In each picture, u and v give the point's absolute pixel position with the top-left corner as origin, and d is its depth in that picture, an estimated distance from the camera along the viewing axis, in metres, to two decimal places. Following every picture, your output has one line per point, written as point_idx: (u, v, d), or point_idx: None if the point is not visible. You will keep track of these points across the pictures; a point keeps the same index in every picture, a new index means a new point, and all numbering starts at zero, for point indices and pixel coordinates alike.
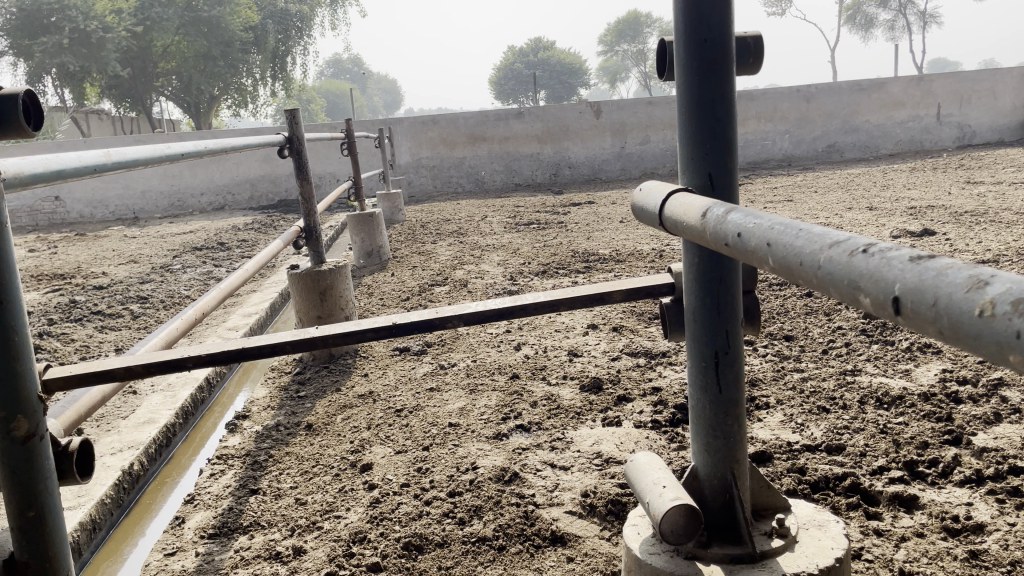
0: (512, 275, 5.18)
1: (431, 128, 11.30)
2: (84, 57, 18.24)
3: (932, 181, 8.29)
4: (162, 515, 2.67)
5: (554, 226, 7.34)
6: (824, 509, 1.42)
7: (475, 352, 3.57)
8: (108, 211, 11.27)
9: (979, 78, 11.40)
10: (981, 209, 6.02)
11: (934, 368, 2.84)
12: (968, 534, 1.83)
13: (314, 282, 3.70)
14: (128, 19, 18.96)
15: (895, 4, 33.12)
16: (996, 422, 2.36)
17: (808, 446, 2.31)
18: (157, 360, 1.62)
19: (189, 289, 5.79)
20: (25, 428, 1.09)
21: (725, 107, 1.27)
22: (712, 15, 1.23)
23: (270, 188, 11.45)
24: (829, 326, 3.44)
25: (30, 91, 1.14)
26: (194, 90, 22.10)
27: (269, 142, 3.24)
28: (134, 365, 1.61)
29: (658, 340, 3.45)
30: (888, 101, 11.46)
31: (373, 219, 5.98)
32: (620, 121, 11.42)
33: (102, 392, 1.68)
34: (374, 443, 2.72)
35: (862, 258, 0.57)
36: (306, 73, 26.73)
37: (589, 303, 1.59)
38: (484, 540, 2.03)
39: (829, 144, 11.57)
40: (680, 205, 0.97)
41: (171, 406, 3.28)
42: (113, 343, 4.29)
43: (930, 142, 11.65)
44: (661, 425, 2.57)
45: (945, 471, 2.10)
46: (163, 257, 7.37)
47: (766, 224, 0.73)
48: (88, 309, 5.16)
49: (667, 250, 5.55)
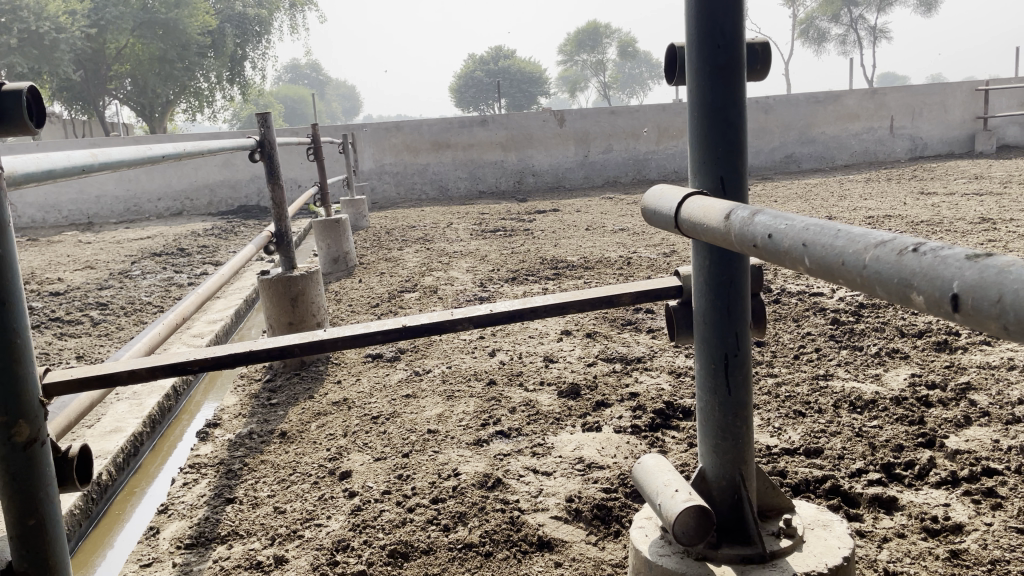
0: (481, 282, 5.18)
1: (394, 134, 11.26)
2: (34, 59, 17.78)
3: (887, 191, 8.50)
4: (132, 526, 2.60)
5: (520, 233, 7.35)
6: (825, 509, 1.45)
7: (449, 358, 3.55)
8: (61, 216, 11.00)
9: (931, 92, 11.74)
10: (937, 218, 6.20)
11: (903, 373, 2.91)
12: (947, 535, 1.87)
13: (287, 287, 3.65)
14: (81, 20, 18.59)
15: (845, 20, 33.97)
16: (966, 425, 2.42)
17: (787, 450, 2.34)
18: (161, 364, 1.60)
19: (151, 295, 5.68)
20: (27, 434, 1.06)
21: (736, 113, 1.31)
22: (724, 21, 1.27)
23: (229, 194, 11.29)
24: (798, 332, 3.50)
25: (32, 87, 1.13)
26: (150, 93, 21.71)
27: (242, 145, 3.19)
28: (136, 369, 1.59)
29: (633, 346, 3.48)
30: (844, 113, 11.73)
31: (340, 224, 5.93)
32: (584, 130, 11.51)
33: (81, 406, 1.63)
34: (352, 450, 2.69)
35: (914, 256, 0.59)
36: (263, 78, 26.41)
37: (598, 305, 1.61)
38: (471, 547, 2.01)
39: (786, 155, 11.77)
40: (698, 208, 0.98)
41: (138, 415, 3.21)
42: (74, 350, 4.17)
43: (884, 153, 11.92)
44: (640, 430, 2.59)
45: (921, 473, 2.15)
46: (121, 263, 7.20)
47: (800, 225, 0.74)
48: (46, 316, 5.03)
49: (635, 258, 5.59)
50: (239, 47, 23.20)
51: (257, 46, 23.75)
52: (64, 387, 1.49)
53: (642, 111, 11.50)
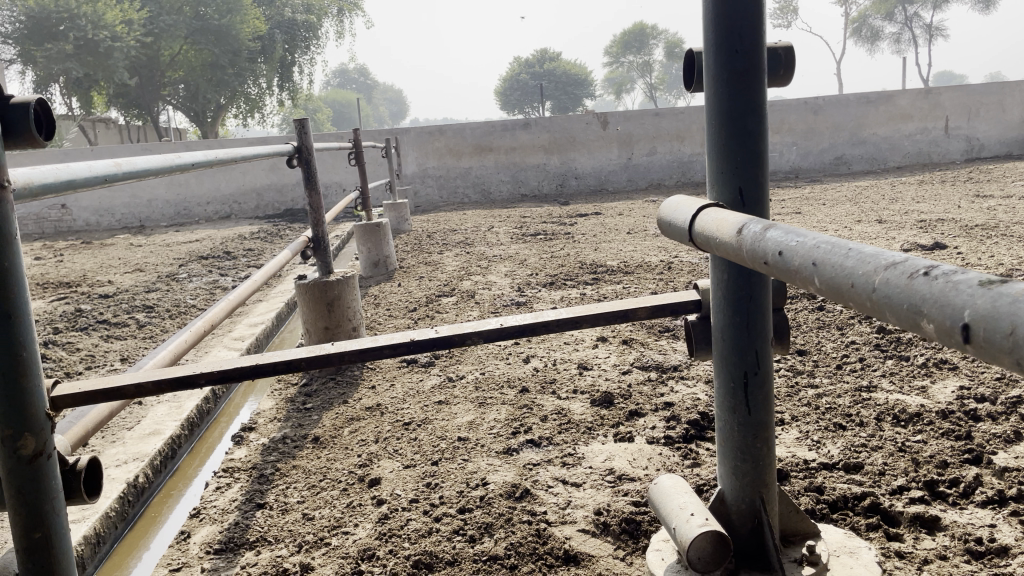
0: (519, 287, 5.15)
1: (437, 138, 11.32)
2: (89, 65, 18.30)
3: (942, 193, 8.25)
4: (166, 529, 2.63)
5: (561, 237, 7.31)
6: (859, 549, 1.39)
7: (483, 364, 3.54)
8: (115, 220, 11.30)
9: (987, 92, 11.38)
10: (992, 222, 5.98)
11: (951, 385, 2.80)
12: (992, 558, 1.78)
13: (322, 292, 3.66)
14: (138, 28, 19.09)
15: (900, 18, 33.21)
16: (1016, 440, 2.31)
17: (824, 464, 2.27)
18: (164, 379, 1.60)
19: (195, 297, 5.78)
20: (33, 446, 1.08)
21: (756, 120, 1.27)
22: (745, 25, 1.23)
23: (276, 198, 11.46)
24: (842, 340, 3.40)
25: (41, 99, 1.14)
26: (201, 99, 22.18)
27: (278, 151, 3.21)
28: (142, 382, 1.59)
29: (669, 354, 3.41)
30: (896, 113, 11.41)
31: (380, 228, 5.97)
32: (627, 133, 11.42)
33: (98, 416, 1.65)
34: (382, 457, 2.69)
35: (923, 280, 0.55)
36: (311, 83, 26.72)
37: (614, 319, 1.57)
38: (496, 559, 1.98)
39: (836, 156, 11.53)
40: (711, 221, 0.95)
41: (176, 418, 3.25)
42: (118, 353, 4.25)
43: (938, 154, 11.60)
44: (673, 441, 2.54)
45: (966, 491, 2.05)
46: (169, 266, 7.35)
47: (812, 243, 0.70)
48: (94, 317, 5.16)
49: (676, 263, 5.51)
50: (288, 53, 23.54)
51: (305, 52, 24.09)
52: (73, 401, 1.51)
53: (687, 113, 11.36)
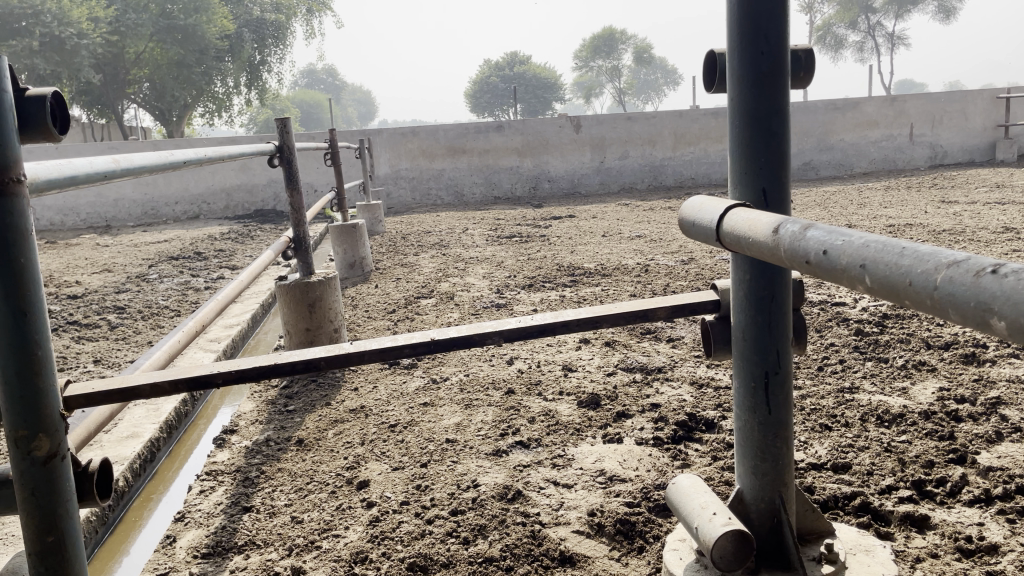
0: (498, 288, 5.14)
1: (410, 140, 11.26)
2: (55, 63, 18.00)
3: (908, 199, 8.41)
4: (149, 532, 2.58)
5: (536, 238, 7.32)
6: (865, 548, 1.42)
7: (466, 366, 3.53)
8: (80, 219, 11.11)
9: (951, 100, 11.63)
10: (959, 227, 6.11)
11: (931, 386, 2.84)
12: (982, 555, 1.81)
13: (303, 294, 3.63)
14: (104, 27, 18.82)
15: (863, 26, 33.84)
16: (998, 440, 2.36)
17: (814, 464, 2.29)
18: (165, 380, 1.57)
19: (168, 298, 5.69)
20: (46, 448, 1.11)
21: (780, 122, 1.33)
22: (769, 28, 1.29)
23: (247, 198, 11.33)
24: (822, 343, 3.44)
25: (56, 93, 1.15)
26: (167, 98, 21.88)
27: (260, 149, 3.16)
28: (139, 385, 1.56)
29: (653, 355, 3.43)
30: (863, 121, 11.63)
31: (356, 229, 5.93)
32: (600, 136, 11.46)
33: (96, 420, 1.64)
34: (370, 459, 2.66)
35: (991, 278, 0.60)
36: (280, 82, 26.48)
37: (636, 319, 1.58)
38: (492, 561, 1.97)
39: (805, 162, 11.66)
40: (744, 222, 1.02)
41: (155, 420, 3.19)
42: (91, 355, 4.17)
43: (904, 160, 11.83)
44: (662, 442, 2.55)
45: (953, 491, 2.09)
46: (138, 266, 7.23)
47: (860, 242, 0.77)
48: (64, 318, 5.06)
49: (653, 266, 5.55)
50: (256, 52, 23.31)
51: (274, 53, 23.91)
52: (83, 400, 1.48)
53: (658, 118, 11.46)
